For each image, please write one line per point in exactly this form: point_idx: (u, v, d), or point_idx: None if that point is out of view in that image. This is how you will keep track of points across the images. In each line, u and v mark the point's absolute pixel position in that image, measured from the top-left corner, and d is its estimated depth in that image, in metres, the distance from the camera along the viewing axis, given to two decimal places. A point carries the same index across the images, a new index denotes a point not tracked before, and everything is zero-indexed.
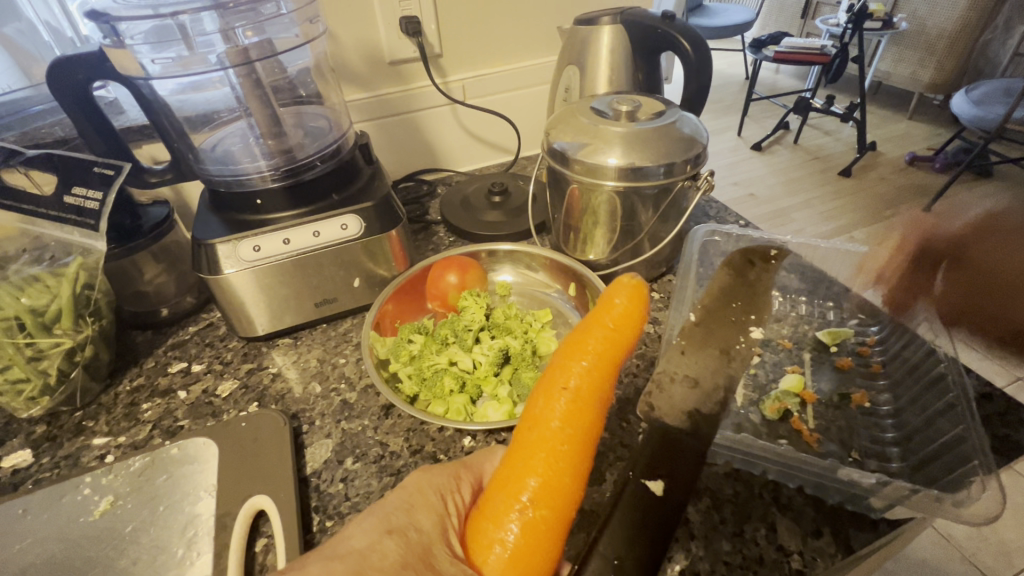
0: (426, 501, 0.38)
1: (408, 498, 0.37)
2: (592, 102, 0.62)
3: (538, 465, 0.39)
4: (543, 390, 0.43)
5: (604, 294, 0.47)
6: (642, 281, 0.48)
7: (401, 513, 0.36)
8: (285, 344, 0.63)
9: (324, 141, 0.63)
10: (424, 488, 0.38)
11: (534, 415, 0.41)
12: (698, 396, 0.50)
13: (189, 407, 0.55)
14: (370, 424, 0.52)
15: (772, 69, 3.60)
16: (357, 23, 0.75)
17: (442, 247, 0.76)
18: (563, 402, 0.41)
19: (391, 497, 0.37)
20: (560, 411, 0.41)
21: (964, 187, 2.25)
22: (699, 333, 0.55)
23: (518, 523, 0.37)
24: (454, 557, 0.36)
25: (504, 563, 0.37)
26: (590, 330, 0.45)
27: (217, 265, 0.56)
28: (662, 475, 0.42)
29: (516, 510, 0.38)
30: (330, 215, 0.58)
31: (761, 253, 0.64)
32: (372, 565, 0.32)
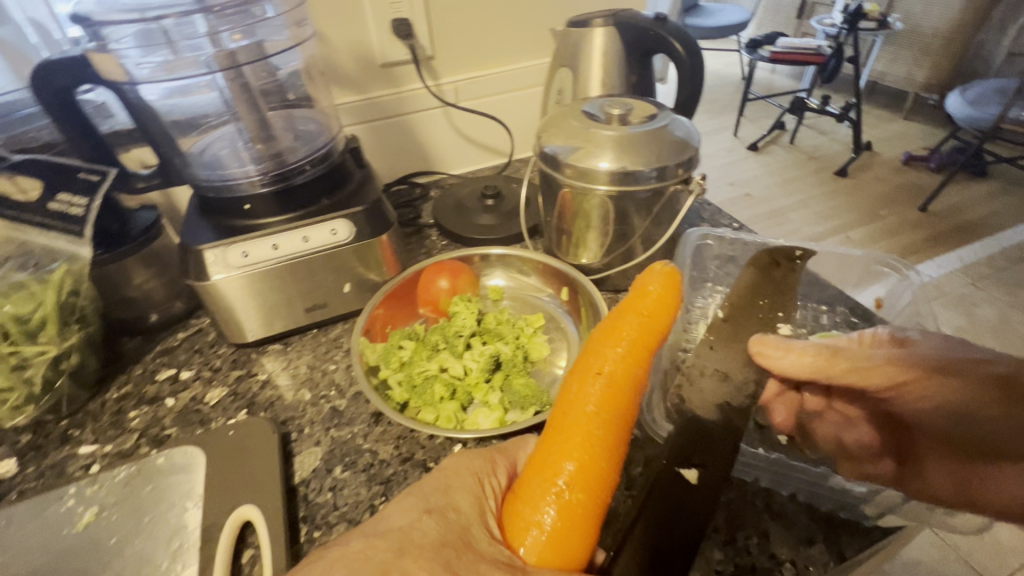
0: (464, 484, 0.38)
1: (447, 479, 0.37)
2: (585, 105, 0.62)
3: (574, 448, 0.38)
4: (577, 375, 0.43)
5: (638, 282, 0.48)
6: (677, 269, 0.48)
7: (441, 495, 0.36)
8: (276, 349, 0.62)
9: (314, 145, 0.63)
10: (460, 470, 0.38)
11: (569, 399, 0.41)
12: (729, 389, 0.46)
13: (178, 414, 0.55)
14: (360, 431, 0.52)
15: (768, 69, 3.60)
16: (348, 26, 0.74)
17: (435, 251, 0.76)
18: (599, 385, 0.41)
19: (428, 479, 0.38)
20: (597, 395, 0.40)
21: (959, 186, 2.25)
22: (727, 329, 0.51)
23: (557, 505, 0.37)
24: (491, 538, 0.36)
25: (541, 546, 0.36)
26: (624, 316, 0.45)
27: (206, 271, 0.55)
28: (696, 463, 0.39)
29: (553, 492, 0.37)
30: (320, 219, 0.58)
31: (785, 252, 0.58)
32: (412, 543, 0.32)
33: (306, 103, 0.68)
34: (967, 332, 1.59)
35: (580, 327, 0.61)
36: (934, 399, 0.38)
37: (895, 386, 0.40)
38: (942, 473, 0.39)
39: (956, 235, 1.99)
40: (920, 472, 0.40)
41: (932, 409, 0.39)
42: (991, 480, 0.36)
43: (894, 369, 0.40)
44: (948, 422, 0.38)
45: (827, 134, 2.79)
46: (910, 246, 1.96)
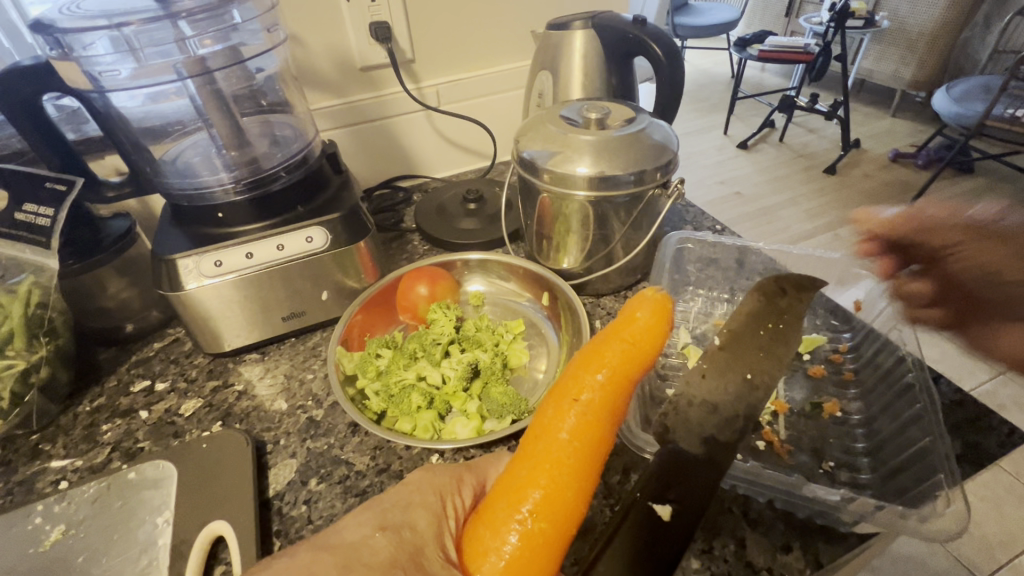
0: (426, 503, 0.37)
1: (408, 496, 0.37)
2: (563, 109, 0.61)
3: (541, 476, 0.38)
4: (554, 400, 0.42)
5: (627, 307, 0.45)
6: (668, 298, 0.46)
7: (398, 513, 0.36)
8: (253, 358, 0.61)
9: (290, 151, 0.62)
10: (423, 488, 0.38)
11: (544, 426, 0.40)
12: (716, 421, 0.44)
13: (151, 427, 0.54)
14: (337, 442, 0.51)
15: (757, 67, 3.61)
16: (326, 29, 0.73)
17: (417, 256, 0.75)
18: (574, 415, 0.40)
19: (390, 494, 0.37)
20: (571, 424, 0.40)
21: (946, 183, 2.27)
22: (722, 356, 0.49)
23: (518, 534, 0.36)
24: (447, 561, 0.36)
25: (499, 572, 0.36)
26: (608, 345, 0.43)
27: (179, 281, 0.54)
28: (670, 500, 0.38)
29: (515, 520, 0.37)
30: (295, 227, 0.57)
31: (793, 282, 0.54)
32: (360, 562, 0.32)
33: (282, 109, 0.67)
34: None
35: (560, 332, 0.61)
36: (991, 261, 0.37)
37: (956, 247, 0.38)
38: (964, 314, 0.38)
39: None
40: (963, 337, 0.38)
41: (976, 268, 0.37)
42: (999, 335, 0.36)
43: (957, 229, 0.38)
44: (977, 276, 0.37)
45: (816, 132, 2.80)
46: None
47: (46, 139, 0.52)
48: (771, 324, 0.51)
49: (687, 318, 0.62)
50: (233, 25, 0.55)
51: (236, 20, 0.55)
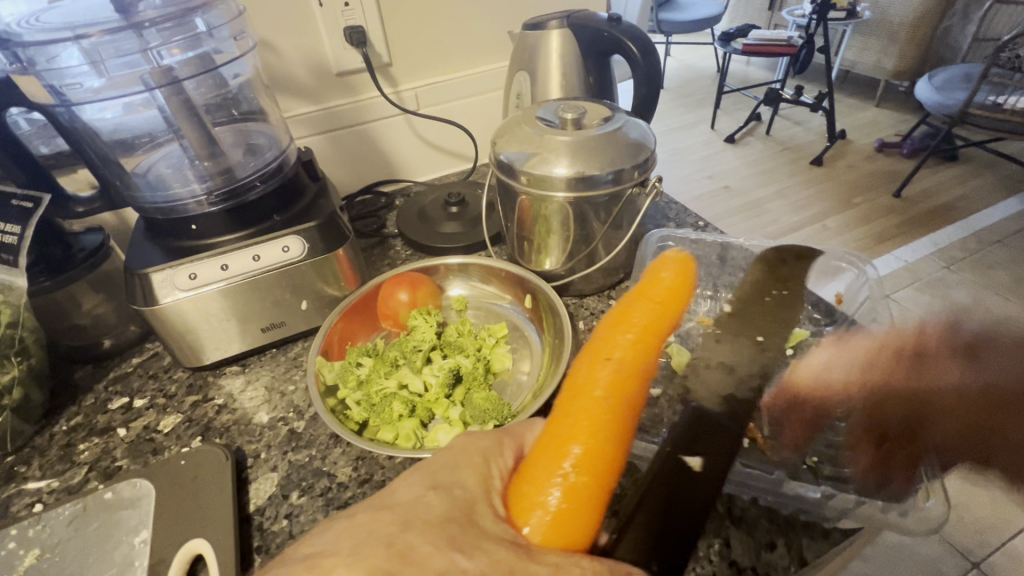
0: (472, 463, 0.36)
1: (456, 456, 0.36)
2: (539, 110, 0.61)
3: (581, 431, 0.39)
4: (589, 362, 0.44)
5: (646, 281, 0.51)
6: (685, 265, 0.52)
7: (447, 472, 0.35)
8: (234, 371, 0.60)
9: (263, 159, 0.61)
10: (467, 449, 0.37)
11: (581, 383, 0.43)
12: (731, 381, 0.50)
13: (129, 444, 0.53)
14: (318, 453, 0.50)
15: (742, 61, 3.63)
16: (298, 34, 0.72)
17: (399, 261, 0.75)
18: (610, 371, 0.43)
19: (437, 456, 0.36)
20: (610, 379, 0.42)
21: (930, 171, 2.29)
22: (733, 322, 0.57)
23: (564, 486, 0.36)
24: (497, 518, 0.34)
25: (546, 526, 0.35)
26: (632, 310, 0.48)
27: (153, 295, 0.53)
28: (699, 452, 0.40)
29: (560, 473, 0.37)
30: (271, 237, 0.56)
31: (793, 250, 0.61)
32: (417, 519, 0.31)
33: (256, 117, 0.67)
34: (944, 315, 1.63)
35: (543, 335, 0.61)
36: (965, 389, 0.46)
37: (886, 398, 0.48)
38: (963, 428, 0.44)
39: (930, 219, 2.01)
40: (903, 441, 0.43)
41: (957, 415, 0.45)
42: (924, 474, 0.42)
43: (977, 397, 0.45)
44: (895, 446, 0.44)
45: (802, 124, 2.82)
46: (885, 232, 1.99)
47: (14, 157, 0.51)
48: (776, 291, 0.58)
49: None
50: (198, 34, 0.55)
51: (199, 29, 0.55)
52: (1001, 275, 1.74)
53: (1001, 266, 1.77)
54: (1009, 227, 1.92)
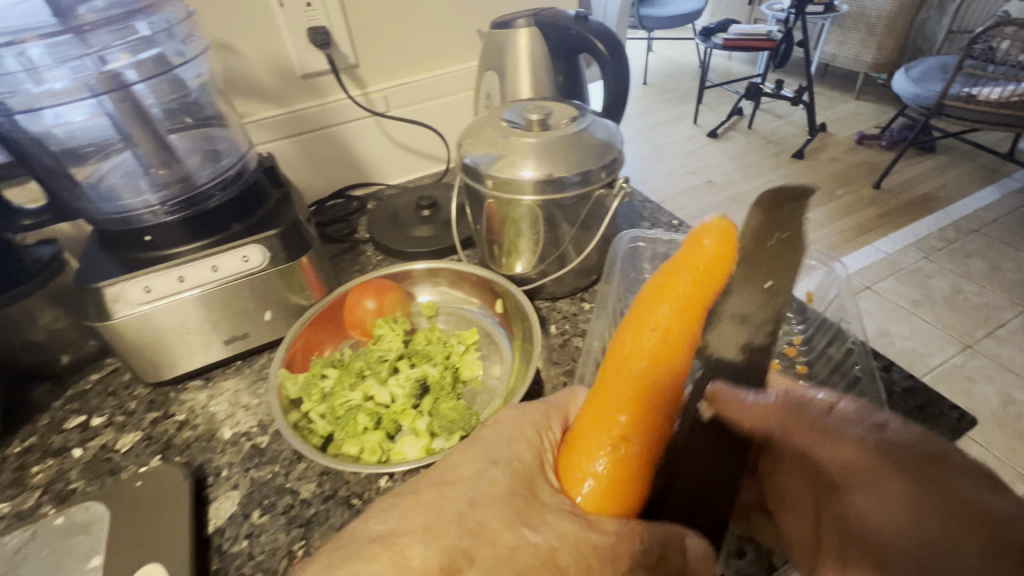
0: (526, 437, 0.35)
1: (511, 429, 0.35)
2: (505, 111, 0.59)
3: (626, 401, 0.33)
4: (625, 326, 0.36)
5: (703, 232, 0.35)
6: (734, 221, 0.36)
7: (503, 445, 0.34)
8: (196, 385, 0.59)
9: (220, 166, 0.60)
10: (519, 423, 0.36)
11: (616, 350, 0.36)
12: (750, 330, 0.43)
13: (85, 465, 0.51)
14: (281, 470, 0.49)
15: (724, 55, 3.64)
16: (259, 36, 0.70)
17: (370, 266, 0.73)
18: (652, 339, 0.34)
19: (490, 430, 0.36)
20: (653, 349, 0.34)
21: (909, 163, 2.31)
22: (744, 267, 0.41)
23: (615, 456, 0.33)
24: (555, 490, 0.33)
25: (597, 495, 0.33)
26: (678, 272, 0.35)
27: (106, 310, 0.51)
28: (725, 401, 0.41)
29: (609, 443, 0.33)
30: (228, 247, 0.54)
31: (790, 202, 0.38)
32: (479, 496, 0.31)
33: (218, 122, 0.65)
34: (924, 304, 1.65)
35: (514, 340, 0.60)
36: (905, 508, 0.30)
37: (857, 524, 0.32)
38: (801, 533, 0.37)
39: (909, 210, 2.04)
40: (835, 502, 0.34)
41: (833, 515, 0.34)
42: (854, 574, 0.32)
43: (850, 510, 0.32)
44: (850, 535, 0.33)
45: (783, 117, 2.83)
46: (865, 224, 2.01)
47: None
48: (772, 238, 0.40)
49: None
50: (141, 38, 0.54)
51: (142, 33, 0.54)
52: (978, 264, 1.76)
53: (978, 256, 1.79)
54: (985, 217, 1.95)
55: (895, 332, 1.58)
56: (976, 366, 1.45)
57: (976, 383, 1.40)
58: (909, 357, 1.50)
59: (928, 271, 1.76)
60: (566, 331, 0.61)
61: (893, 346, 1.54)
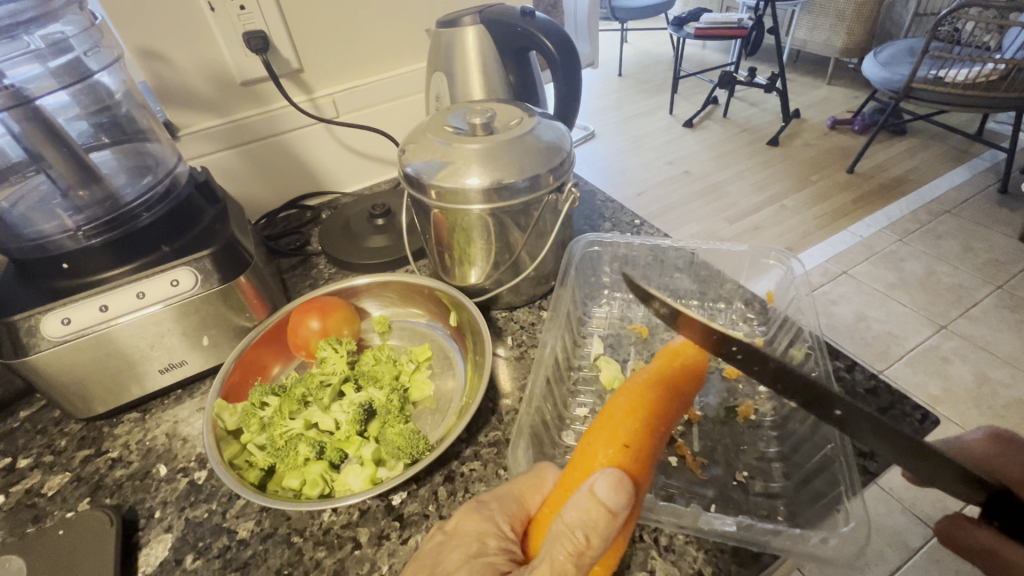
0: (486, 547, 0.34)
1: (468, 547, 0.34)
2: (448, 116, 0.57)
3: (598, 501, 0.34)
4: (603, 419, 0.40)
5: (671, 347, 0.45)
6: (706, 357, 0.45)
7: (462, 566, 0.33)
8: (133, 418, 0.55)
9: (145, 184, 0.56)
10: (477, 530, 0.35)
11: (591, 441, 0.38)
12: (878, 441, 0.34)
13: (7, 514, 0.48)
14: (218, 508, 0.46)
15: (698, 44, 3.62)
16: (190, 42, 0.66)
17: (322, 281, 0.70)
18: (626, 429, 0.38)
19: (449, 547, 0.34)
20: (624, 439, 0.37)
21: (881, 146, 2.32)
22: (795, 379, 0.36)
23: (576, 560, 0.30)
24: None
25: None
26: (653, 380, 0.42)
27: (18, 346, 0.47)
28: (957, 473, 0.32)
29: (570, 540, 0.30)
30: (156, 271, 0.50)
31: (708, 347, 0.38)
32: None
33: (146, 137, 0.61)
34: (899, 287, 1.66)
35: (467, 354, 0.57)
36: None
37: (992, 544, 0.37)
38: None
39: (882, 193, 2.04)
40: None
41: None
42: None
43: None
44: None
45: (757, 105, 2.82)
46: (841, 209, 2.00)
47: None
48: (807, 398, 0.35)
49: (601, 324, 0.60)
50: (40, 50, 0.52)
51: (37, 45, 0.52)
52: (951, 244, 1.77)
53: (950, 236, 1.80)
54: (956, 198, 1.96)
55: (872, 316, 1.58)
56: (952, 347, 1.46)
57: (951, 363, 1.42)
58: (886, 340, 1.51)
59: (902, 254, 1.77)
60: (523, 342, 0.59)
61: (869, 330, 1.55)
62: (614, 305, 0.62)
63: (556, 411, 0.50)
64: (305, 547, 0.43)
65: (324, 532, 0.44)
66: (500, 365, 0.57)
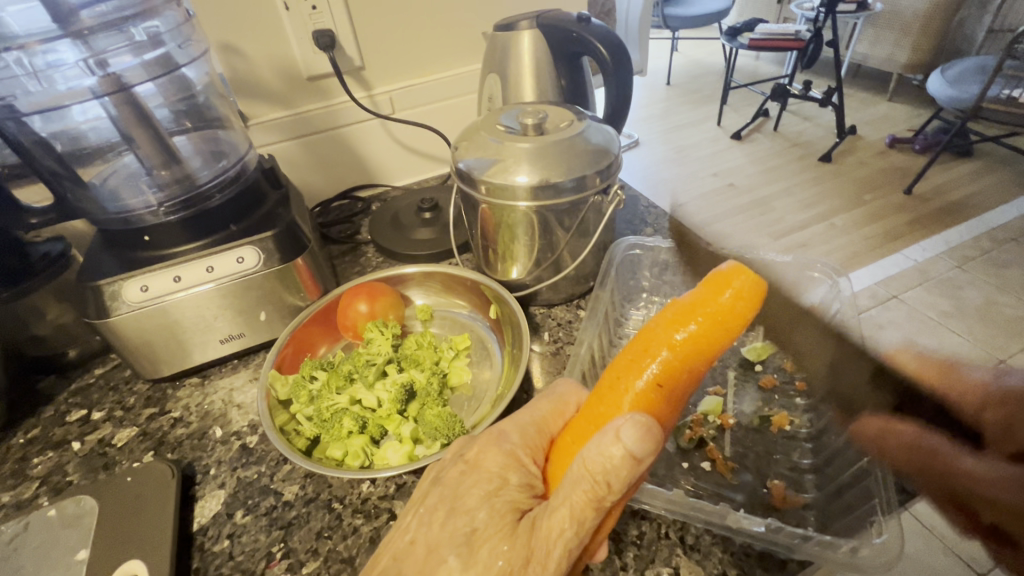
0: (507, 484, 0.35)
1: (487, 483, 0.34)
2: (501, 116, 0.59)
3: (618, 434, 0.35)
4: (638, 346, 0.37)
5: (720, 274, 0.36)
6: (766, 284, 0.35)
7: (482, 504, 0.33)
8: (194, 382, 0.60)
9: (220, 168, 0.61)
10: (498, 467, 0.36)
11: (616, 374, 0.37)
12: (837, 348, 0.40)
13: (82, 459, 0.53)
14: (267, 470, 0.50)
15: (751, 56, 3.54)
16: (266, 39, 0.71)
17: (370, 268, 0.74)
18: (656, 363, 0.35)
19: (469, 479, 0.35)
20: (655, 376, 0.35)
21: (944, 167, 2.21)
22: None
23: (596, 504, 0.30)
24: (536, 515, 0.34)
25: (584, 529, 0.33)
26: (695, 307, 0.36)
27: (103, 308, 0.52)
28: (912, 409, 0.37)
29: (590, 485, 0.30)
30: (225, 248, 0.55)
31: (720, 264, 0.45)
32: (478, 545, 0.32)
33: (221, 124, 0.66)
34: (954, 316, 1.58)
35: (505, 346, 0.60)
36: None
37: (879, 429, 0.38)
38: None
39: (941, 217, 1.95)
40: None
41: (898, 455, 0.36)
42: None
43: (936, 363, 0.36)
44: None
45: (810, 119, 2.74)
46: (895, 231, 1.92)
47: None
48: None
49: (638, 327, 0.61)
50: (140, 42, 0.57)
51: (139, 38, 0.57)
52: (1015, 275, 1.67)
53: (1015, 266, 1.70)
54: None
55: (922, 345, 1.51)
56: None
57: None
58: None
59: (959, 281, 1.68)
60: (559, 338, 0.61)
61: None
62: (652, 309, 0.64)
63: None
64: (344, 514, 0.45)
65: (362, 501, 0.46)
66: (536, 359, 0.59)
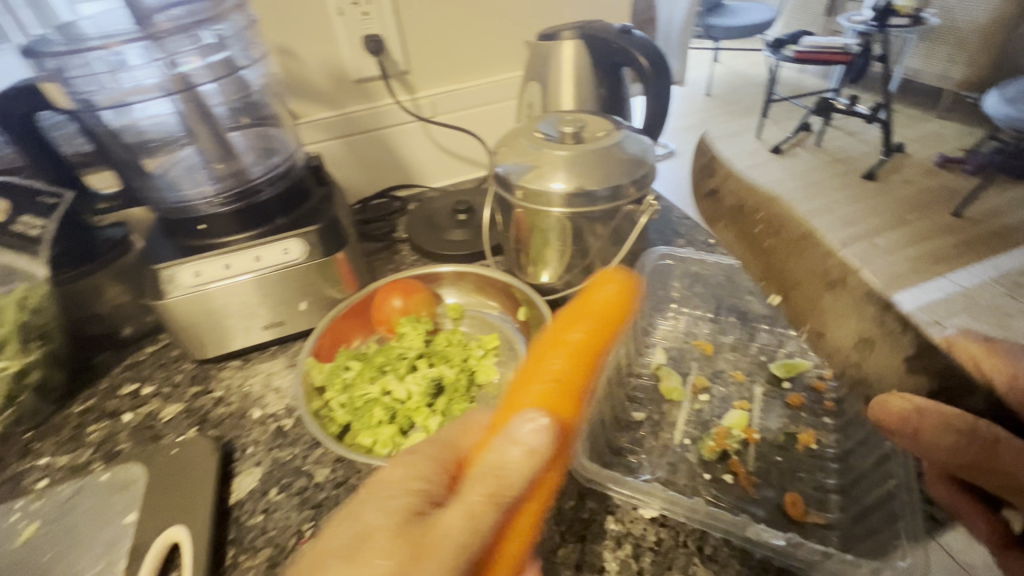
0: (410, 491, 0.33)
1: (388, 492, 0.33)
2: (540, 123, 0.60)
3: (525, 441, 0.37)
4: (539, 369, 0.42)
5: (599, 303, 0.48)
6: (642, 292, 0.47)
7: (379, 510, 0.31)
8: (235, 365, 0.63)
9: (273, 163, 0.64)
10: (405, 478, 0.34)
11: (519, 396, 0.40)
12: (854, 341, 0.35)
13: (132, 430, 0.56)
14: (301, 452, 0.52)
15: (795, 69, 3.46)
16: (319, 42, 0.75)
17: (404, 266, 0.76)
18: None
19: (370, 494, 0.33)
20: None
21: (998, 190, 2.11)
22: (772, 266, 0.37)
23: (497, 500, 0.30)
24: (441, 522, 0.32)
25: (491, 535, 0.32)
26: None
27: (160, 290, 0.56)
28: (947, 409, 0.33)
29: (493, 480, 0.31)
30: (273, 239, 0.58)
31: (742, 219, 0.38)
32: (370, 550, 0.29)
33: (274, 122, 0.70)
34: None
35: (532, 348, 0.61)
36: None
37: (919, 410, 0.31)
38: None
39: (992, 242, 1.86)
40: None
41: (950, 451, 0.30)
42: None
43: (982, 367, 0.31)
44: None
45: (855, 135, 2.66)
46: (941, 254, 1.85)
47: (42, 154, 0.59)
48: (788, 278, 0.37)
49: (665, 337, 0.62)
50: (207, 44, 0.61)
51: (207, 40, 0.61)
52: None
53: None
54: None
55: None
56: None
57: None
58: None
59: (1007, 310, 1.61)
60: None
61: None
62: (680, 319, 0.64)
63: (614, 414, 0.52)
64: None
65: None
66: None
